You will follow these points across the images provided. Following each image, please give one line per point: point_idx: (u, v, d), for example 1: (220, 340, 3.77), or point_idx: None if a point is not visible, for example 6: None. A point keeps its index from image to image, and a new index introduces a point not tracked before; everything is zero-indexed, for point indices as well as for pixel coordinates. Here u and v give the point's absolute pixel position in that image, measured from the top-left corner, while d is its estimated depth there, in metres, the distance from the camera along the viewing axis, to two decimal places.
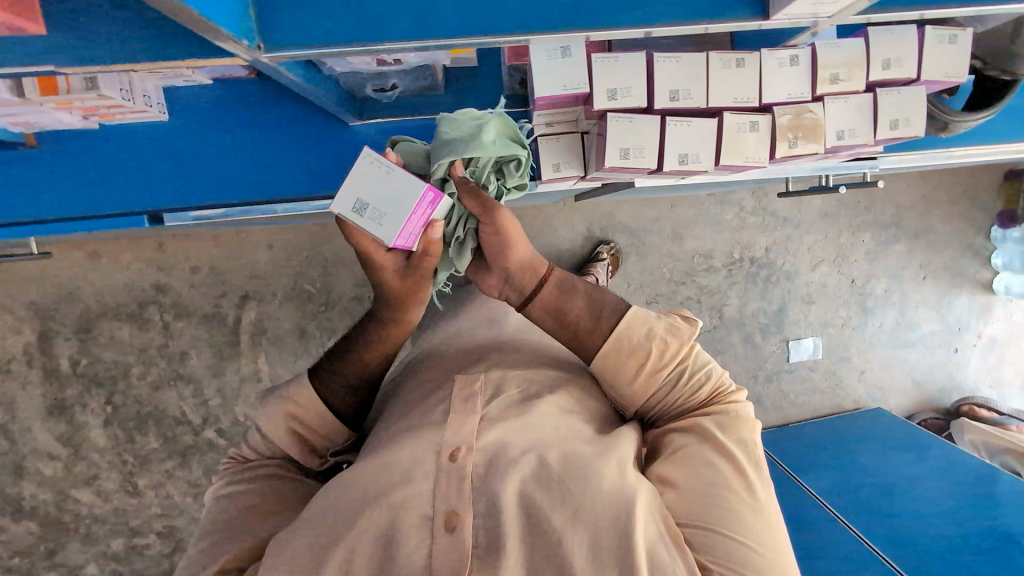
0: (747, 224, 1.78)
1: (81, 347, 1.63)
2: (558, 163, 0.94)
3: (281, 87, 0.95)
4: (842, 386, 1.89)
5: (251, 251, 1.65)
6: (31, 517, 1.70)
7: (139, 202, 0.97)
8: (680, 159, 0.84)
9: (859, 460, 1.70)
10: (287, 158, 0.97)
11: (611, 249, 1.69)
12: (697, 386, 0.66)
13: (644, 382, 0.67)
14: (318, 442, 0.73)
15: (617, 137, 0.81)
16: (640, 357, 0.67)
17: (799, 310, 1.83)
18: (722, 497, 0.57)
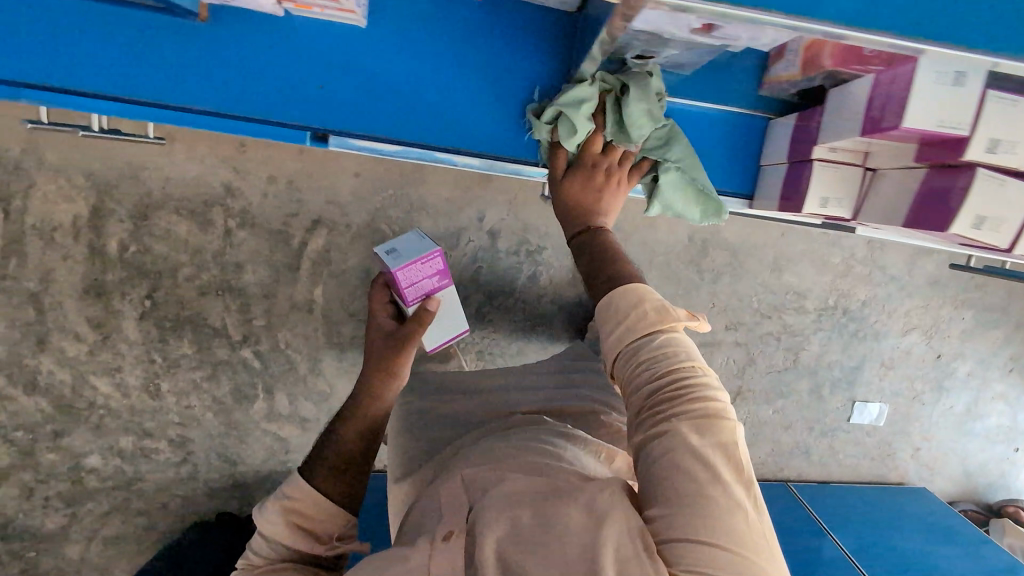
0: (852, 272, 1.67)
1: (134, 232, 1.51)
2: (826, 198, 0.91)
3: (498, 26, 0.90)
4: (892, 458, 1.83)
5: (336, 175, 1.51)
6: (44, 394, 1.61)
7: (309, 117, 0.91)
8: (971, 222, 0.75)
9: (888, 530, 1.67)
10: (482, 106, 0.94)
11: None
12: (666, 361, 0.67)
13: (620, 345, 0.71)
14: (321, 529, 0.84)
15: (981, 200, 0.74)
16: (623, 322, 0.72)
17: (875, 372, 1.75)
18: (698, 505, 0.57)
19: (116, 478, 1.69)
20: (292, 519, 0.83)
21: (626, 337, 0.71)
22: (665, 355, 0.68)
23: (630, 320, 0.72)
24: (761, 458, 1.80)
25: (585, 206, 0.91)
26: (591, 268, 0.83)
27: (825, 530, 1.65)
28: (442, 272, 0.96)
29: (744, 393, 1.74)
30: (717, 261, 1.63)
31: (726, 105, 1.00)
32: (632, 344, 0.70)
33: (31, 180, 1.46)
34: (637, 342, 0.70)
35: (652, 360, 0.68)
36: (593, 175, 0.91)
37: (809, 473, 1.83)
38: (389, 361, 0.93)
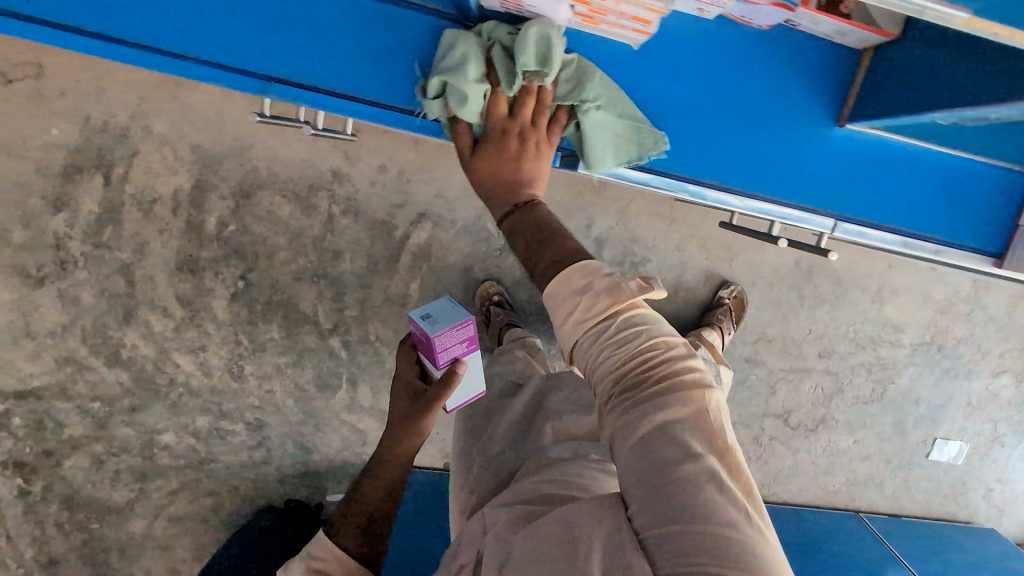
0: (952, 310, 1.64)
1: (235, 210, 1.47)
2: None
3: (774, 53, 0.90)
4: (964, 497, 1.82)
5: (447, 169, 1.47)
6: (125, 367, 1.57)
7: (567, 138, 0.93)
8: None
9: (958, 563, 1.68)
10: (742, 133, 0.93)
11: (733, 292, 1.56)
12: (626, 341, 0.65)
13: (572, 329, 0.69)
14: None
15: None
16: (574, 303, 0.68)
17: (961, 411, 1.73)
18: (679, 486, 0.56)
19: (188, 457, 1.66)
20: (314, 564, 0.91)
21: (581, 322, 0.68)
22: (627, 335, 0.66)
23: (581, 298, 0.68)
24: (834, 487, 1.79)
25: (503, 179, 0.82)
26: (529, 249, 0.77)
27: (899, 559, 1.65)
28: (471, 339, 0.94)
29: (827, 421, 1.73)
30: (820, 288, 1.60)
31: (989, 156, 0.95)
32: (591, 326, 0.68)
33: (135, 148, 1.41)
34: (595, 324, 0.68)
35: (615, 342, 0.66)
36: (503, 145, 0.83)
37: (880, 505, 1.82)
38: (415, 418, 0.97)
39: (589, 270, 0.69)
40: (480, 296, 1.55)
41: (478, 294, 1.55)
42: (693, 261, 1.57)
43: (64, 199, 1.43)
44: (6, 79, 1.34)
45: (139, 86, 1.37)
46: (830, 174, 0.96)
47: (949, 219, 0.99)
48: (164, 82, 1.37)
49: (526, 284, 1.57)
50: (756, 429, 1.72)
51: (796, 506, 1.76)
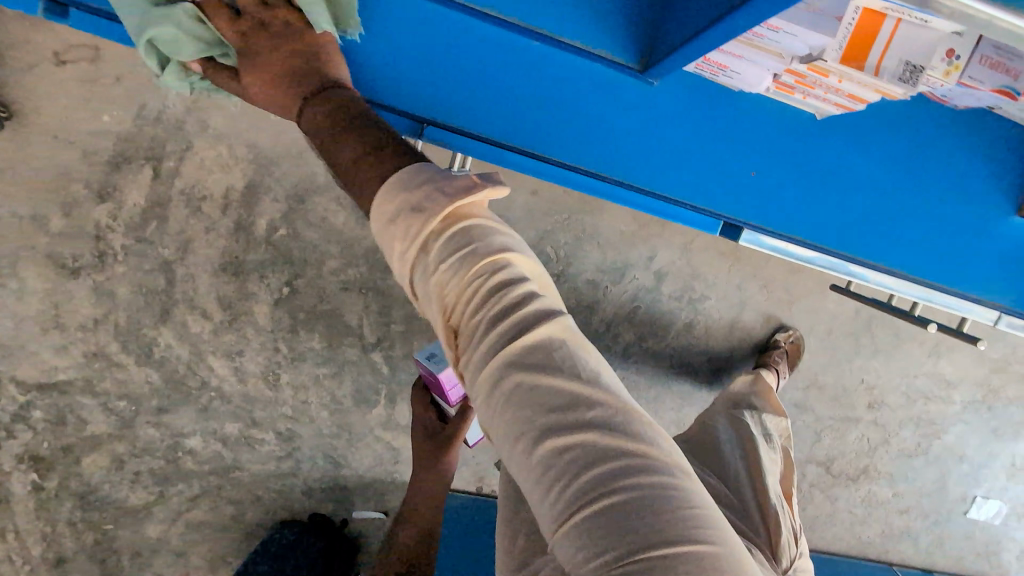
0: (1007, 370, 1.61)
1: (287, 214, 1.40)
2: None
3: (955, 140, 1.00)
4: (996, 556, 1.80)
5: (511, 189, 1.41)
6: (156, 368, 1.50)
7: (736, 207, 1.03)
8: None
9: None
10: (906, 213, 1.03)
11: (791, 336, 1.52)
12: (477, 277, 0.57)
13: (425, 270, 0.58)
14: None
15: None
16: (424, 236, 0.58)
17: (1003, 471, 1.70)
18: (613, 454, 0.52)
19: (213, 463, 1.60)
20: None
21: (421, 273, 0.59)
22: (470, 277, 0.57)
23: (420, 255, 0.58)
24: (867, 537, 1.77)
25: (303, 73, 0.77)
26: (339, 156, 0.68)
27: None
28: None
29: (868, 471, 1.70)
30: (878, 338, 1.56)
31: None
32: (425, 272, 0.58)
33: (188, 143, 1.34)
34: (456, 265, 0.57)
35: (461, 276, 0.57)
36: (261, 38, 0.79)
37: (912, 558, 1.80)
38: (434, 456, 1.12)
39: (419, 174, 0.60)
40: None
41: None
42: (753, 302, 1.52)
43: (108, 189, 1.36)
44: (58, 60, 1.26)
45: None
46: (968, 252, 1.05)
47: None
48: None
49: (580, 312, 1.52)
50: (797, 474, 1.69)
51: (829, 555, 1.73)
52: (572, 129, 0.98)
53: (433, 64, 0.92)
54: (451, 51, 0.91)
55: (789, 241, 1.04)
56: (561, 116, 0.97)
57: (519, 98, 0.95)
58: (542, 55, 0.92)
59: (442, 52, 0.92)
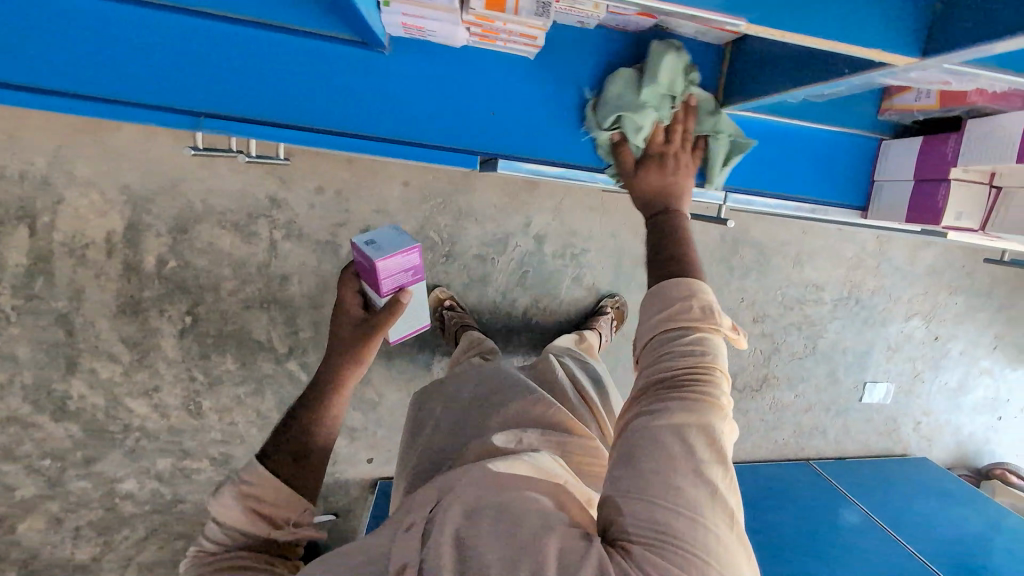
0: (863, 265, 1.81)
1: (173, 246, 1.45)
2: (959, 214, 0.91)
3: (658, 51, 0.99)
4: (896, 432, 2.00)
5: (384, 184, 1.51)
6: (75, 420, 1.52)
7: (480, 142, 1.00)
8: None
9: (899, 490, 1.89)
10: None
11: (617, 303, 1.67)
12: (688, 351, 0.70)
13: (658, 322, 0.73)
14: (279, 515, 0.77)
15: None
16: (667, 305, 0.73)
17: (883, 355, 1.91)
18: (701, 527, 0.59)
19: (153, 502, 1.63)
20: (249, 503, 0.75)
21: (655, 321, 0.74)
22: (690, 345, 0.70)
23: (668, 312, 0.73)
24: (784, 440, 1.94)
25: (659, 187, 0.90)
26: (656, 247, 0.82)
27: (849, 499, 1.86)
28: (418, 267, 0.86)
29: (769, 379, 1.87)
30: (745, 258, 1.74)
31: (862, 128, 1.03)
32: (668, 329, 0.72)
33: (59, 195, 1.37)
34: (671, 329, 0.72)
35: (674, 343, 0.71)
36: (664, 164, 0.92)
37: (826, 450, 1.98)
38: (355, 351, 0.86)
39: (680, 290, 0.74)
40: (433, 305, 1.59)
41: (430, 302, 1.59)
42: (629, 247, 1.66)
43: None
44: None
45: (55, 131, 1.33)
46: None
47: (825, 182, 1.07)
48: (82, 126, 1.34)
49: (476, 285, 1.63)
50: None
51: (752, 463, 1.90)
52: (299, 102, 0.92)
53: (144, 57, 0.87)
54: (145, 37, 0.86)
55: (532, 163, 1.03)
56: (286, 85, 0.91)
57: (236, 74, 0.89)
58: (238, 35, 0.87)
59: (140, 41, 0.86)
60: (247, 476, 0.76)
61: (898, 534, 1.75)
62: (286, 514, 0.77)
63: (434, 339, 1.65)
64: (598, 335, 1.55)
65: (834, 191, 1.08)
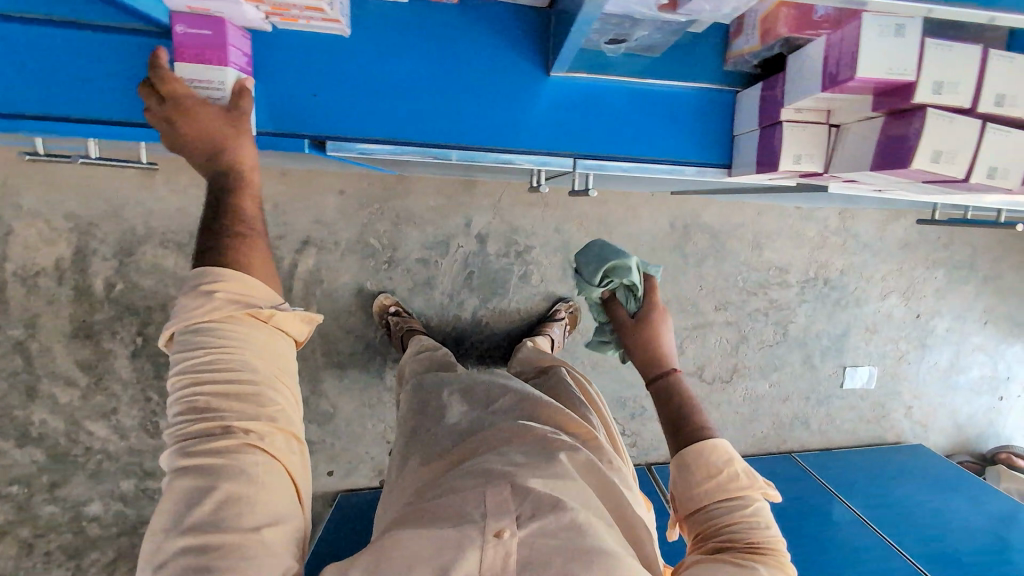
0: (827, 243, 1.74)
1: (119, 270, 1.49)
2: (799, 155, 0.65)
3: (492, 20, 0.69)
4: (886, 419, 1.89)
5: (319, 194, 1.53)
6: (38, 445, 1.56)
7: (292, 118, 0.69)
8: (931, 155, 0.56)
9: (892, 483, 1.77)
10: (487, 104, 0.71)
11: (569, 308, 1.65)
12: (741, 518, 0.75)
13: (709, 485, 0.79)
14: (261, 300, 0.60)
15: (934, 135, 0.55)
16: (713, 472, 0.79)
17: (861, 337, 1.81)
18: None
19: (119, 524, 1.65)
20: (221, 296, 0.58)
21: (703, 483, 0.78)
22: (745, 514, 0.76)
23: (717, 481, 0.78)
24: (762, 433, 1.85)
25: (655, 353, 0.93)
26: (673, 415, 0.87)
27: (838, 495, 1.72)
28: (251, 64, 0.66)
29: (739, 369, 1.79)
30: (699, 244, 1.69)
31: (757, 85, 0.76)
32: (719, 495, 0.78)
33: (8, 227, 1.43)
34: (721, 496, 0.78)
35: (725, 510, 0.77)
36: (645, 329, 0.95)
37: (810, 442, 1.88)
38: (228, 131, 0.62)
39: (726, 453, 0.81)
40: (377, 310, 1.58)
41: (374, 308, 1.58)
42: (575, 241, 1.64)
43: None
44: None
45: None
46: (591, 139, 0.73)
47: (675, 140, 0.75)
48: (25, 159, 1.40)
49: (421, 290, 1.61)
50: None
51: None
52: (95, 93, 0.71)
53: None
54: None
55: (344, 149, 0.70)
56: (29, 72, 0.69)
57: None
58: None
59: None
60: (207, 272, 0.58)
61: (893, 531, 1.63)
62: (266, 300, 0.61)
63: (384, 345, 1.65)
64: (548, 340, 1.50)
65: (694, 151, 0.76)
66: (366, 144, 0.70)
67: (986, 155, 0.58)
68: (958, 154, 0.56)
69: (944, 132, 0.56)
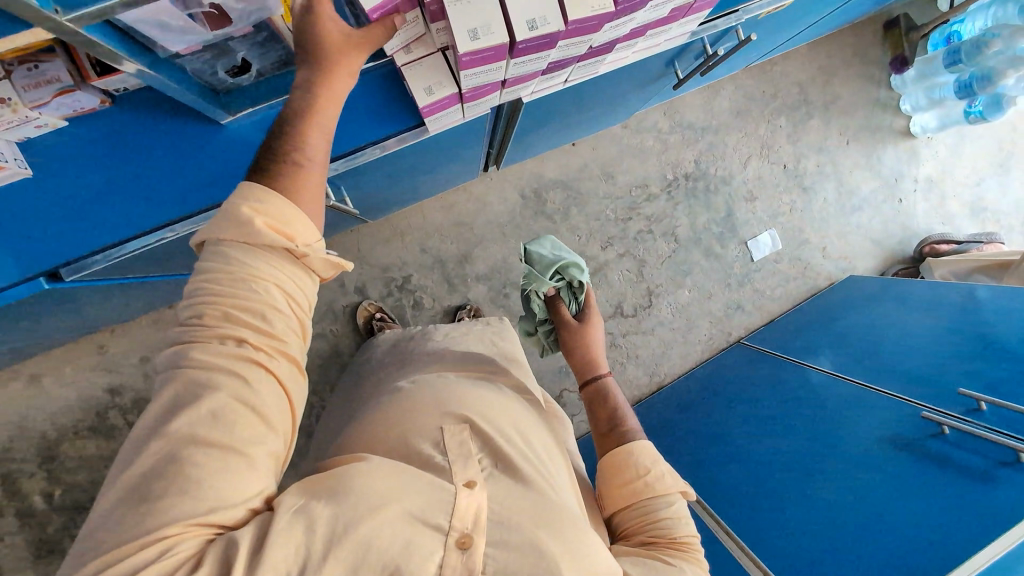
0: (670, 144, 1.82)
1: (50, 476, 1.54)
2: (430, 87, 0.77)
3: (149, 106, 0.76)
4: (810, 268, 1.93)
5: None
6: None
7: (35, 260, 0.83)
8: (470, 35, 0.63)
9: (846, 320, 1.73)
10: (180, 177, 0.83)
11: (470, 311, 1.68)
12: (663, 516, 0.73)
13: (634, 484, 0.75)
14: (301, 241, 0.56)
15: (459, 17, 0.62)
16: (639, 470, 0.76)
17: (745, 208, 1.87)
18: None
19: None
20: (260, 222, 0.53)
21: (625, 484, 0.76)
22: (667, 512, 0.73)
23: (641, 477, 0.75)
24: (707, 334, 1.88)
25: (588, 359, 0.95)
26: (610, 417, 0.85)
27: (807, 364, 1.63)
28: None
29: (654, 290, 1.83)
30: (556, 200, 1.76)
31: None
32: (642, 493, 0.75)
33: None
34: (646, 496, 0.75)
35: (649, 509, 0.74)
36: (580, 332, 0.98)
37: (755, 321, 1.91)
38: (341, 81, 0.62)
39: (656, 458, 0.78)
40: (363, 320, 1.61)
41: (359, 319, 1.60)
42: (445, 251, 1.70)
43: None
44: None
45: None
46: None
47: (365, 126, 0.86)
48: None
49: (331, 360, 1.63)
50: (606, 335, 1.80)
51: (688, 372, 1.84)
52: None
53: None
54: None
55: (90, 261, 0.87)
56: None
57: None
58: None
59: None
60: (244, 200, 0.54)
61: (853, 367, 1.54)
62: (303, 234, 0.56)
63: None
64: None
65: (382, 125, 0.88)
66: (101, 253, 0.87)
67: (532, 9, 0.64)
68: (493, 23, 0.63)
69: (471, 10, 0.62)
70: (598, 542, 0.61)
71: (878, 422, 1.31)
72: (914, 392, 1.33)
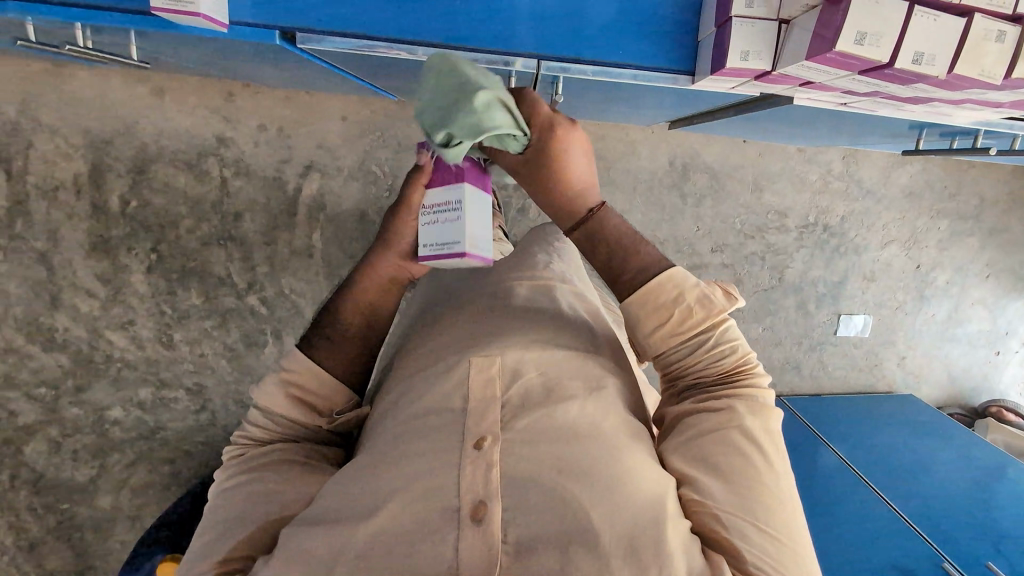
0: (829, 188, 1.74)
1: (134, 186, 1.57)
2: (747, 51, 0.75)
3: None
4: (880, 368, 1.91)
5: (323, 120, 1.60)
6: (63, 350, 1.65)
7: (271, 12, 0.79)
8: (855, 37, 0.64)
9: (884, 434, 1.73)
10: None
11: None
12: (720, 356, 0.67)
13: (664, 337, 0.68)
14: (322, 404, 0.77)
15: (856, 15, 0.63)
16: (663, 316, 0.67)
17: (858, 285, 1.82)
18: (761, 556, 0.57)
19: (138, 429, 1.74)
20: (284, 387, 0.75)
21: (656, 328, 0.68)
22: (716, 350, 0.68)
23: (669, 320, 0.67)
24: None
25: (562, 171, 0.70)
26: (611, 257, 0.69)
27: (823, 442, 1.70)
28: None
29: (734, 312, 1.80)
30: (698, 184, 1.69)
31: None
32: (673, 343, 0.68)
33: (29, 140, 1.50)
34: (684, 338, 0.68)
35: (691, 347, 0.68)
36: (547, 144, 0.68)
37: (802, 387, 1.90)
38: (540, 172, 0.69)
39: (673, 281, 0.67)
40: None
41: None
42: None
43: None
44: None
45: (19, 80, 1.46)
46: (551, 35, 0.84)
47: (634, 45, 0.86)
48: (44, 74, 1.47)
49: None
50: None
51: None
52: None
53: None
54: None
55: (317, 41, 0.80)
56: None
57: None
58: None
59: None
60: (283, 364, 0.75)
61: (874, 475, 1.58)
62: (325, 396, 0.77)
63: None
64: None
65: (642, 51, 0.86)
66: (336, 37, 0.80)
67: (922, 43, 0.64)
68: (881, 36, 0.64)
69: (870, 14, 0.63)
70: (639, 474, 0.60)
71: (887, 538, 1.41)
72: (929, 530, 1.42)
